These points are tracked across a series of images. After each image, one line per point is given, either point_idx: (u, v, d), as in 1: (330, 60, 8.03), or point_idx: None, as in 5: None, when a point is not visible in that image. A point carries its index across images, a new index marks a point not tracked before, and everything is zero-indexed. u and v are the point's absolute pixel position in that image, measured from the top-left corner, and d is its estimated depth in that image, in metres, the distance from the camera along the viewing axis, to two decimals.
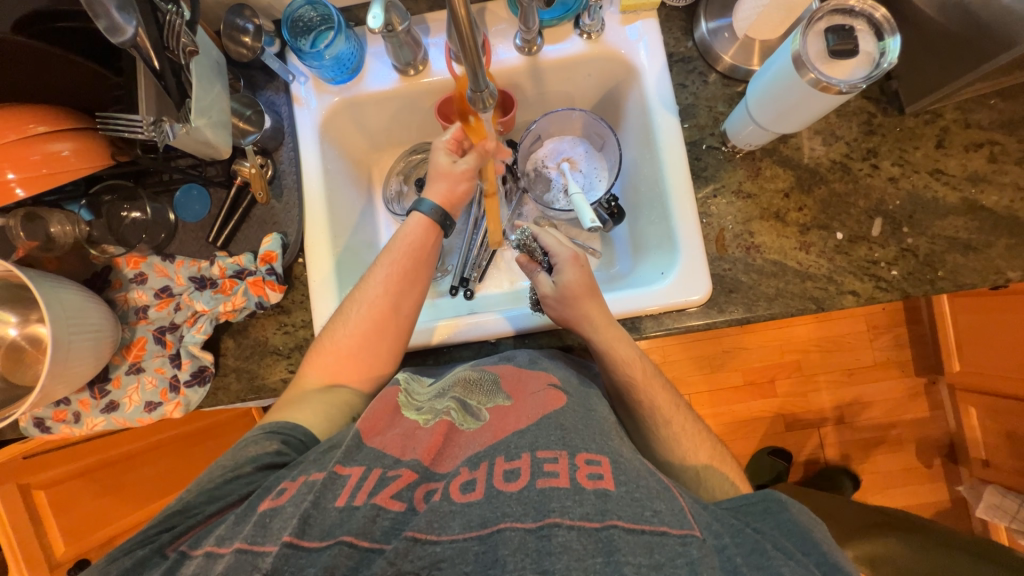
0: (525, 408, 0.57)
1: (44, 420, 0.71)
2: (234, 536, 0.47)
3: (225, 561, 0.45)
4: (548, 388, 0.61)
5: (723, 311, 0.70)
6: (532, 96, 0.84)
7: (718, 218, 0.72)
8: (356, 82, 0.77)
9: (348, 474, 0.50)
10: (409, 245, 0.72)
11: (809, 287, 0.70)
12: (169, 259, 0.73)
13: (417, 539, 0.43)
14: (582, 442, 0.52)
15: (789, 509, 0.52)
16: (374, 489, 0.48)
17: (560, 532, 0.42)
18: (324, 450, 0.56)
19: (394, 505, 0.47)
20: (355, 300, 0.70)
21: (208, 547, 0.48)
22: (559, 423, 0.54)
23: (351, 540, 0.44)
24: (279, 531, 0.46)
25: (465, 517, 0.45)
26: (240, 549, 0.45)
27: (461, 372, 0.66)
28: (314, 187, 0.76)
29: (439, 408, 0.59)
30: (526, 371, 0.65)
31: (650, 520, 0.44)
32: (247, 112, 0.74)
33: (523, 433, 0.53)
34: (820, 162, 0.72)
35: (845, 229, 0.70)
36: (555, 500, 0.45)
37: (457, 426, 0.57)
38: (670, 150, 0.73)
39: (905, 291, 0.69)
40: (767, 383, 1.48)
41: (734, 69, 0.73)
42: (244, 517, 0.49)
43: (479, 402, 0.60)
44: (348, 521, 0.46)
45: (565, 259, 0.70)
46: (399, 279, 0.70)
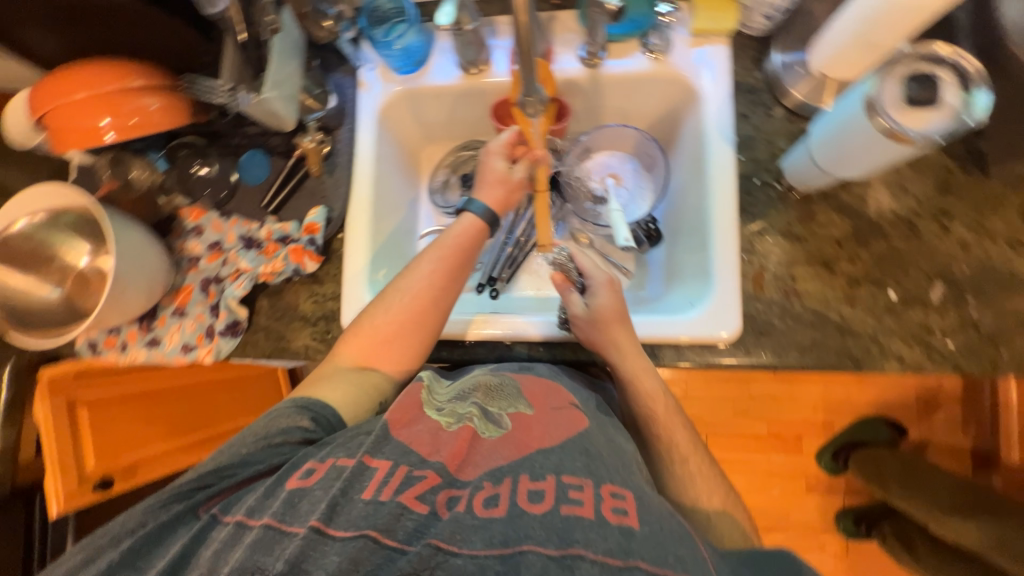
0: (549, 425, 0.57)
1: (96, 344, 0.78)
2: (263, 509, 0.50)
3: (253, 533, 0.48)
4: (570, 407, 0.61)
5: (749, 354, 0.67)
6: (586, 108, 0.83)
7: (761, 256, 0.69)
8: (419, 74, 0.80)
9: (376, 467, 0.51)
10: (459, 243, 0.72)
11: (849, 344, 0.65)
12: (225, 217, 0.78)
13: (440, 549, 0.43)
14: (606, 472, 0.51)
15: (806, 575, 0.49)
16: (398, 486, 0.48)
17: (583, 567, 0.41)
18: (354, 434, 0.57)
19: (418, 507, 0.47)
20: (397, 291, 0.70)
21: (240, 516, 0.50)
22: (586, 448, 0.54)
23: (375, 535, 0.45)
24: (306, 513, 0.48)
25: (487, 533, 0.44)
26: (268, 526, 0.48)
27: (480, 376, 0.66)
28: (365, 167, 0.79)
29: (462, 413, 0.58)
30: (548, 385, 0.65)
31: (672, 567, 0.42)
32: (315, 90, 0.78)
33: (548, 454, 0.52)
34: (884, 215, 0.67)
35: (899, 289, 0.65)
36: (580, 531, 0.43)
37: (479, 434, 0.55)
38: (721, 180, 0.70)
39: (959, 366, 0.63)
40: (792, 439, 1.39)
41: (803, 106, 0.70)
42: (272, 492, 0.52)
43: (501, 409, 0.59)
44: (374, 515, 0.46)
45: (600, 282, 0.70)
46: (444, 276, 0.71)
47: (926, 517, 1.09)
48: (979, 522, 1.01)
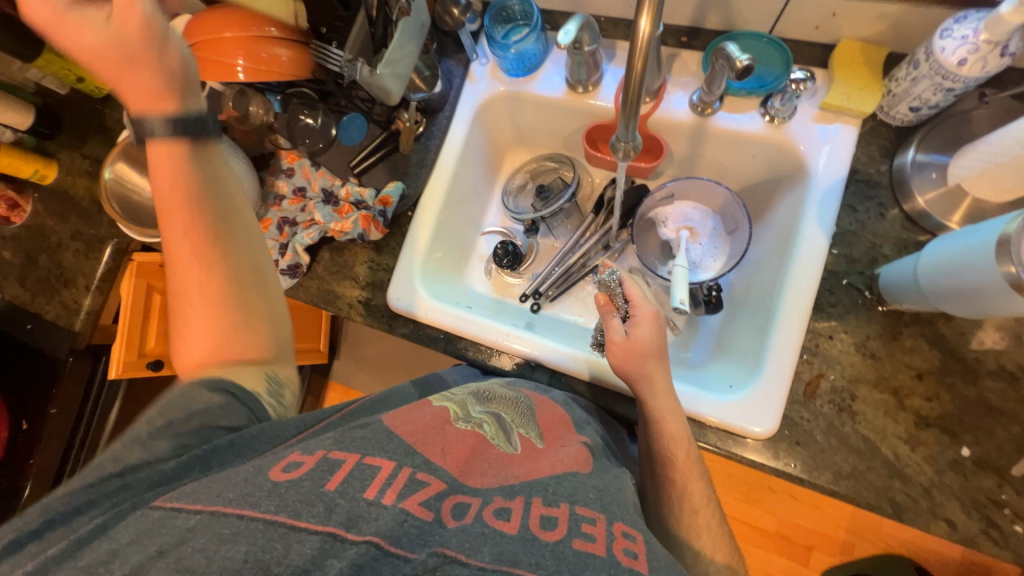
0: (558, 457, 0.53)
1: None
2: (228, 495, 0.40)
3: (222, 526, 0.37)
4: (579, 445, 0.57)
5: (778, 459, 0.62)
6: (682, 154, 0.80)
7: (823, 362, 0.63)
8: (526, 80, 0.81)
9: (378, 466, 0.44)
10: (170, 171, 0.51)
11: (895, 488, 0.58)
12: (315, 167, 0.86)
13: (449, 557, 0.37)
14: (619, 512, 0.46)
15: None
16: (403, 490, 0.42)
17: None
18: (343, 429, 0.50)
19: (423, 513, 0.41)
20: (234, 251, 0.53)
21: (198, 503, 0.39)
22: (596, 483, 0.49)
23: (380, 541, 0.37)
24: (298, 503, 0.39)
25: (496, 547, 0.38)
26: (249, 517, 0.38)
27: (500, 388, 0.65)
28: (450, 156, 0.82)
29: (474, 418, 0.56)
30: (562, 419, 0.62)
31: None
32: (426, 72, 0.79)
33: (560, 480, 0.48)
34: (983, 361, 0.59)
35: (975, 448, 0.58)
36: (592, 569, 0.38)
37: (490, 441, 0.53)
38: (804, 269, 0.65)
39: (1022, 557, 0.54)
40: (802, 549, 1.27)
41: (924, 216, 0.62)
42: (245, 477, 0.42)
43: (516, 424, 0.58)
44: (379, 519, 0.39)
45: (645, 315, 0.67)
46: (180, 221, 0.51)
47: None
48: None
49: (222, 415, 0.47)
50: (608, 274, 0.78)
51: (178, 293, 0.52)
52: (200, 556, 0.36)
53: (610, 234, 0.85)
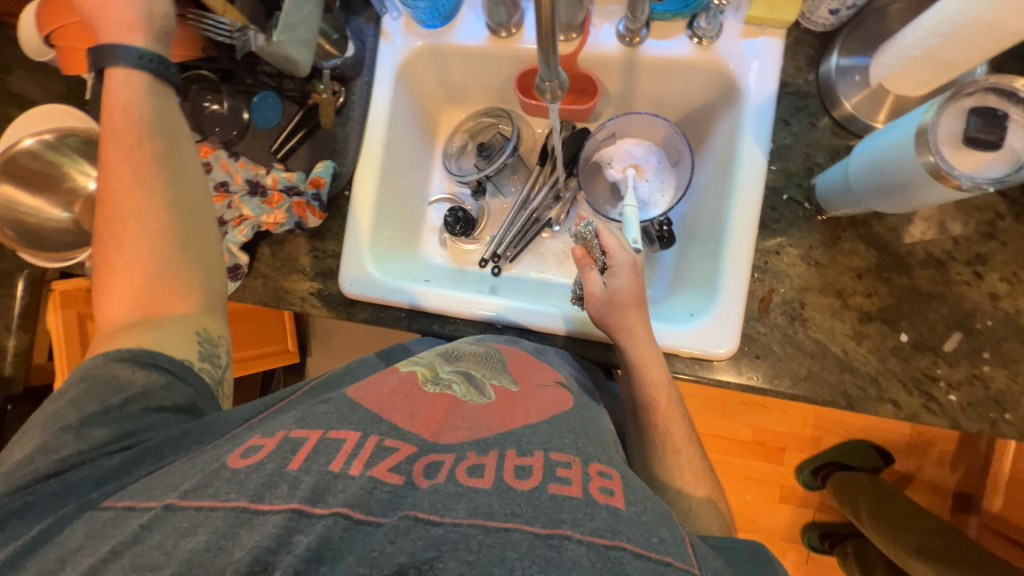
0: (533, 401, 0.53)
1: None
2: (176, 488, 0.41)
3: (164, 522, 0.39)
4: (556, 385, 0.59)
5: (741, 375, 0.65)
6: (617, 89, 0.78)
7: (773, 277, 0.66)
8: (445, 30, 0.75)
9: (343, 438, 0.45)
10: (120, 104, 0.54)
11: (846, 381, 0.63)
12: (233, 157, 0.77)
13: (419, 520, 0.37)
14: (594, 450, 0.47)
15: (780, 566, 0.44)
16: (370, 459, 0.42)
17: (570, 546, 0.36)
18: (312, 408, 0.50)
19: (392, 478, 0.41)
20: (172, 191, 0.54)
21: (133, 501, 0.41)
22: (570, 426, 0.50)
23: (347, 512, 0.38)
24: (257, 488, 0.40)
25: (472, 502, 0.39)
26: (196, 507, 0.39)
27: (468, 346, 0.65)
28: (377, 124, 0.76)
29: (444, 379, 0.56)
30: (533, 362, 0.63)
31: (655, 548, 0.37)
32: (334, 35, 0.73)
33: (535, 429, 0.48)
34: (914, 252, 0.63)
35: (912, 332, 0.62)
36: (568, 510, 0.39)
37: (460, 398, 0.54)
38: (746, 189, 0.66)
39: (957, 421, 0.61)
40: (777, 450, 1.38)
41: (852, 120, 0.64)
42: (199, 465, 0.43)
43: (485, 376, 0.58)
44: (345, 491, 0.40)
45: (622, 264, 0.65)
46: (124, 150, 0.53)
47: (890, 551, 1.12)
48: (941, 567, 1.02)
49: (161, 396, 0.48)
50: (584, 225, 0.73)
51: (107, 231, 0.52)
52: (157, 553, 0.37)
53: (559, 185, 0.84)
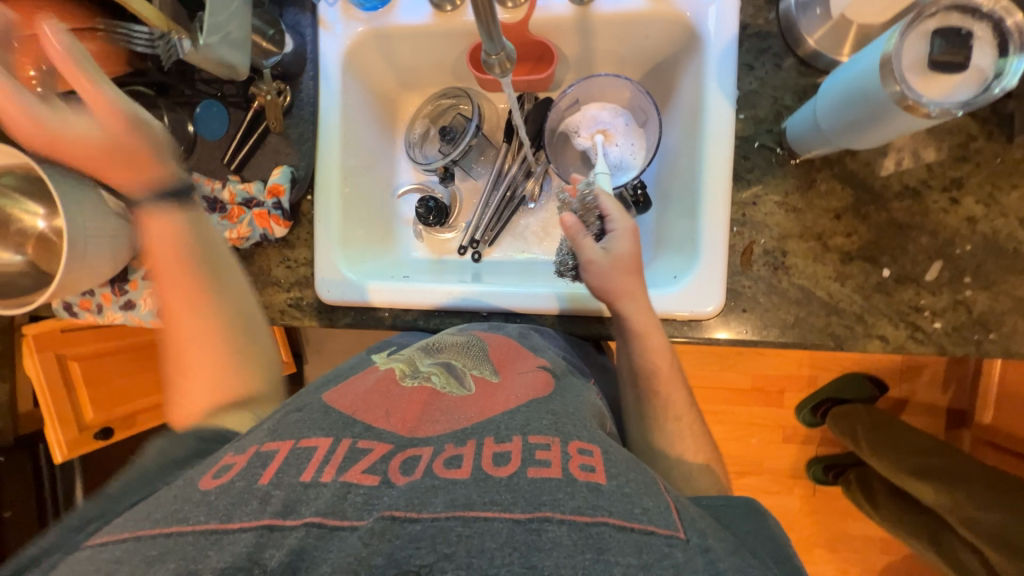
0: (512, 388, 0.54)
1: (73, 306, 0.77)
2: (151, 521, 0.41)
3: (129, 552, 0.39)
4: (536, 370, 0.58)
5: (730, 330, 0.65)
6: (575, 53, 0.75)
7: (752, 229, 0.65)
8: (387, 11, 0.71)
9: (314, 446, 0.46)
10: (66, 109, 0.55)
11: (833, 323, 0.63)
12: (185, 174, 0.73)
13: (395, 519, 0.39)
14: (573, 429, 0.48)
15: (767, 521, 0.49)
16: (342, 465, 0.44)
17: (551, 528, 0.38)
18: (290, 419, 0.51)
19: (367, 480, 0.43)
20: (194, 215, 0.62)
21: (115, 535, 0.41)
22: (550, 407, 0.51)
23: (320, 520, 0.39)
24: (229, 509, 0.41)
25: (448, 495, 0.41)
26: (177, 532, 0.40)
27: (449, 335, 0.64)
28: (330, 121, 0.72)
29: (422, 371, 0.57)
30: (515, 346, 0.63)
31: (639, 518, 0.40)
32: (270, 31, 0.69)
33: (513, 414, 0.50)
34: (889, 185, 0.62)
35: (894, 267, 0.62)
36: (547, 492, 0.41)
37: (439, 390, 0.55)
38: (717, 141, 0.64)
39: (942, 347, 0.61)
40: (776, 393, 1.41)
41: (817, 56, 0.62)
42: (181, 496, 0.43)
43: (465, 366, 0.58)
44: (318, 499, 0.41)
45: (624, 228, 0.64)
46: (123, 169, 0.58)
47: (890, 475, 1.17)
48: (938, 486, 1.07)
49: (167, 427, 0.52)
50: (585, 188, 0.70)
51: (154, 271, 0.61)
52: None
53: (528, 161, 0.82)
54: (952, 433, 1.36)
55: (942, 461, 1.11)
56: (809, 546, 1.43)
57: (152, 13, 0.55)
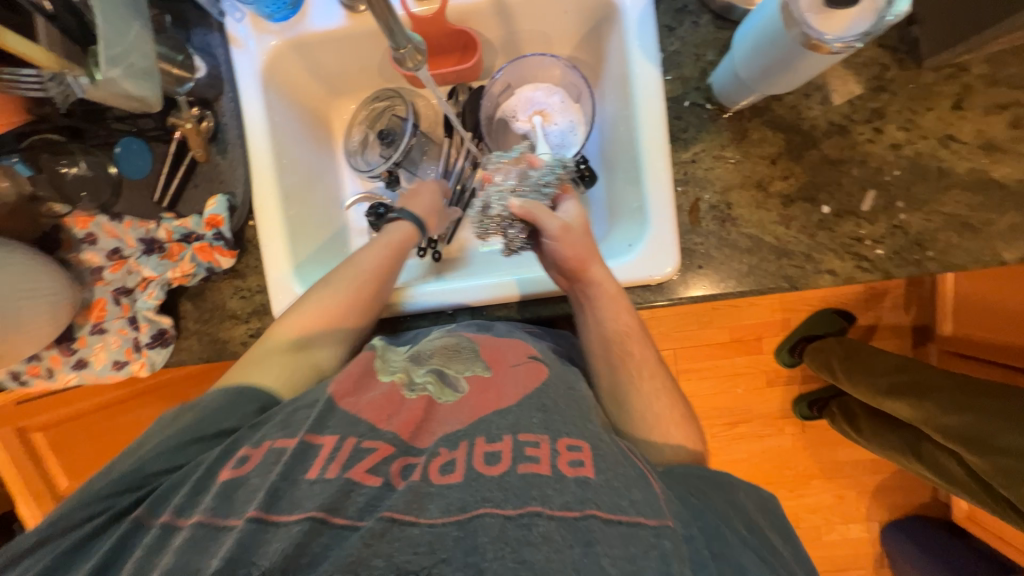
0: (506, 385, 0.55)
1: (20, 374, 0.72)
2: (193, 507, 0.46)
3: (183, 534, 0.43)
4: (529, 361, 0.58)
5: (690, 289, 0.67)
6: (499, 37, 0.74)
7: (695, 186, 0.66)
8: (299, 20, 0.69)
9: (321, 444, 0.48)
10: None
11: (785, 265, 0.65)
12: (116, 219, 0.70)
13: (395, 520, 0.41)
14: (563, 425, 0.50)
15: (734, 490, 0.52)
16: (347, 462, 0.46)
17: (540, 522, 0.41)
18: (294, 408, 0.53)
19: (371, 479, 0.45)
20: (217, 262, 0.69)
21: (166, 516, 0.46)
22: (542, 402, 0.52)
23: (322, 516, 0.42)
24: (243, 504, 0.45)
25: (443, 500, 0.43)
26: (200, 523, 0.44)
27: (437, 338, 0.62)
28: (259, 141, 0.70)
29: (416, 381, 0.56)
30: (505, 340, 0.62)
31: (626, 510, 0.42)
32: (178, 56, 0.66)
33: (505, 414, 0.51)
34: (817, 124, 0.64)
35: (832, 202, 0.65)
36: (537, 488, 0.43)
37: (435, 400, 0.54)
38: (648, 105, 0.64)
39: (887, 272, 0.64)
40: (753, 341, 1.46)
41: (731, 9, 0.64)
42: (202, 487, 0.47)
43: (457, 370, 0.57)
44: (322, 494, 0.43)
45: (555, 230, 0.62)
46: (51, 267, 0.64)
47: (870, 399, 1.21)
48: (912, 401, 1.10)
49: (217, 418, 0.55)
50: (494, 207, 0.64)
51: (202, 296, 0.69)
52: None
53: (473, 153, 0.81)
54: (919, 349, 1.43)
55: (907, 377, 1.14)
56: (806, 480, 1.50)
57: (35, 51, 0.50)
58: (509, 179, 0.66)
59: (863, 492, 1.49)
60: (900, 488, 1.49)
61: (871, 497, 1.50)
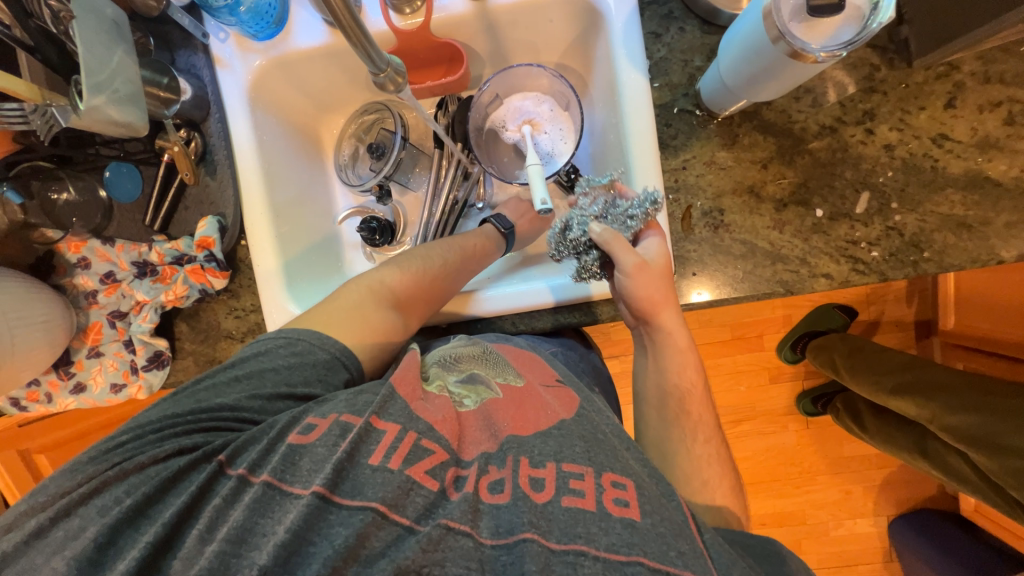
0: (541, 400, 0.54)
1: (19, 400, 0.72)
2: (264, 465, 0.46)
3: (253, 492, 0.44)
4: (557, 385, 0.58)
5: (685, 296, 0.66)
6: (485, 48, 0.74)
7: (687, 193, 0.66)
8: (283, 37, 0.69)
9: (384, 430, 0.47)
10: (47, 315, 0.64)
11: (779, 270, 0.65)
12: (109, 243, 0.70)
13: (451, 528, 0.41)
14: (607, 458, 0.46)
15: (788, 564, 0.46)
16: (409, 458, 0.45)
17: (585, 563, 0.39)
18: (358, 392, 0.52)
19: (428, 482, 0.44)
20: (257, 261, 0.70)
21: (242, 470, 0.45)
22: (582, 433, 0.49)
23: (383, 510, 0.42)
24: (309, 474, 0.44)
25: (494, 521, 0.43)
26: (270, 483, 0.44)
27: (463, 346, 0.63)
28: (247, 160, 0.70)
29: (455, 390, 0.56)
30: (532, 357, 0.63)
31: (675, 562, 0.39)
32: (163, 80, 0.66)
33: (547, 438, 0.49)
34: (808, 127, 0.64)
35: (826, 205, 0.64)
36: (582, 524, 0.41)
37: (462, 407, 0.54)
38: (637, 113, 0.63)
39: (883, 274, 0.63)
40: (754, 338, 1.45)
41: (717, 13, 0.63)
42: (274, 446, 0.47)
43: (490, 373, 0.58)
44: (382, 486, 0.43)
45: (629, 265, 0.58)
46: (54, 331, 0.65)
47: (871, 396, 1.21)
48: (916, 399, 1.10)
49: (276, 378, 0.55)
50: (574, 230, 0.62)
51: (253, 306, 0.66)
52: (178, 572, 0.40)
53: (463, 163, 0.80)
54: (924, 342, 1.42)
55: (912, 375, 1.14)
56: (812, 476, 1.49)
57: (17, 84, 0.51)
58: (595, 205, 0.63)
59: (870, 488, 1.49)
60: (907, 483, 1.47)
61: (879, 492, 1.49)
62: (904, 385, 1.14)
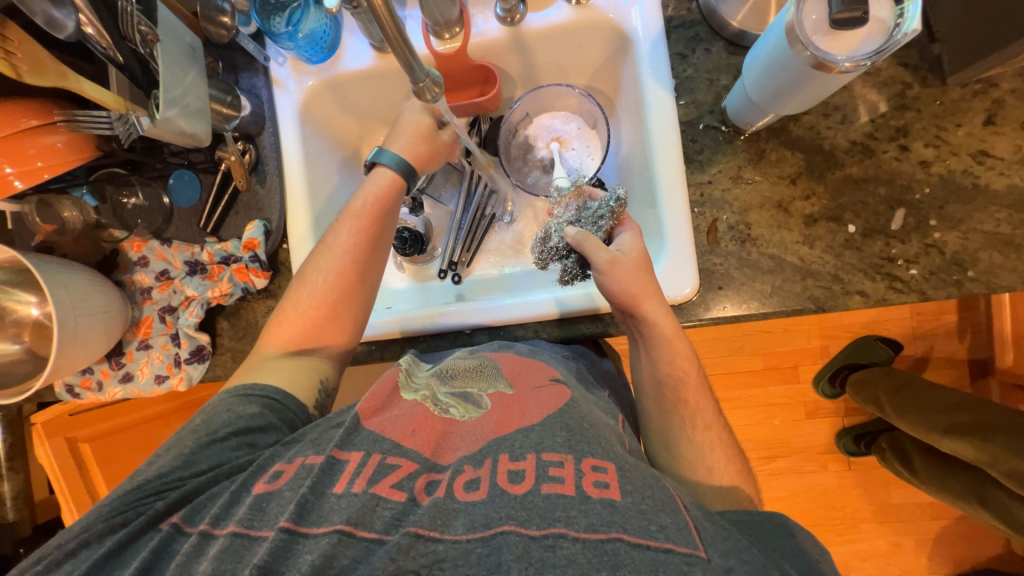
0: (528, 402, 0.53)
1: (74, 387, 0.77)
2: (229, 516, 0.46)
3: (220, 543, 0.44)
4: (552, 383, 0.57)
5: (711, 309, 0.65)
6: (518, 70, 0.78)
7: (713, 207, 0.66)
8: (333, 61, 0.76)
9: (348, 459, 0.48)
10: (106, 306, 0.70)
11: (810, 287, 0.63)
12: (166, 244, 0.76)
13: (420, 536, 0.40)
14: (588, 446, 0.47)
15: (799, 532, 0.46)
16: (373, 477, 0.46)
17: (565, 544, 0.39)
18: (325, 428, 0.53)
19: (396, 495, 0.44)
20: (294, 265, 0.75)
21: (205, 525, 0.46)
22: (565, 422, 0.50)
23: (349, 529, 0.42)
24: (276, 515, 0.45)
25: (468, 517, 0.42)
26: (236, 532, 0.44)
27: (461, 359, 0.62)
28: (295, 171, 0.76)
29: (439, 399, 0.55)
30: (528, 362, 0.61)
31: (655, 536, 0.39)
32: (227, 98, 0.73)
33: (528, 432, 0.49)
34: (838, 144, 0.63)
35: (858, 222, 0.63)
36: (561, 508, 0.41)
37: (458, 418, 0.53)
38: (662, 128, 0.65)
39: (924, 293, 0.61)
40: (789, 368, 1.39)
41: (743, 35, 0.65)
42: (239, 497, 0.48)
43: (479, 389, 0.57)
44: (347, 508, 0.43)
45: (602, 265, 0.59)
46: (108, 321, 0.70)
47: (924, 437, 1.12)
48: (974, 441, 1.01)
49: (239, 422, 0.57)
50: (552, 238, 0.65)
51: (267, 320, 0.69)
52: None
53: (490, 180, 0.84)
54: (979, 381, 1.32)
55: (965, 416, 1.06)
56: (855, 523, 1.37)
57: (108, 96, 0.59)
58: (568, 211, 0.66)
59: (922, 540, 1.36)
60: (965, 538, 1.34)
61: (932, 545, 1.35)
62: (962, 426, 1.05)
